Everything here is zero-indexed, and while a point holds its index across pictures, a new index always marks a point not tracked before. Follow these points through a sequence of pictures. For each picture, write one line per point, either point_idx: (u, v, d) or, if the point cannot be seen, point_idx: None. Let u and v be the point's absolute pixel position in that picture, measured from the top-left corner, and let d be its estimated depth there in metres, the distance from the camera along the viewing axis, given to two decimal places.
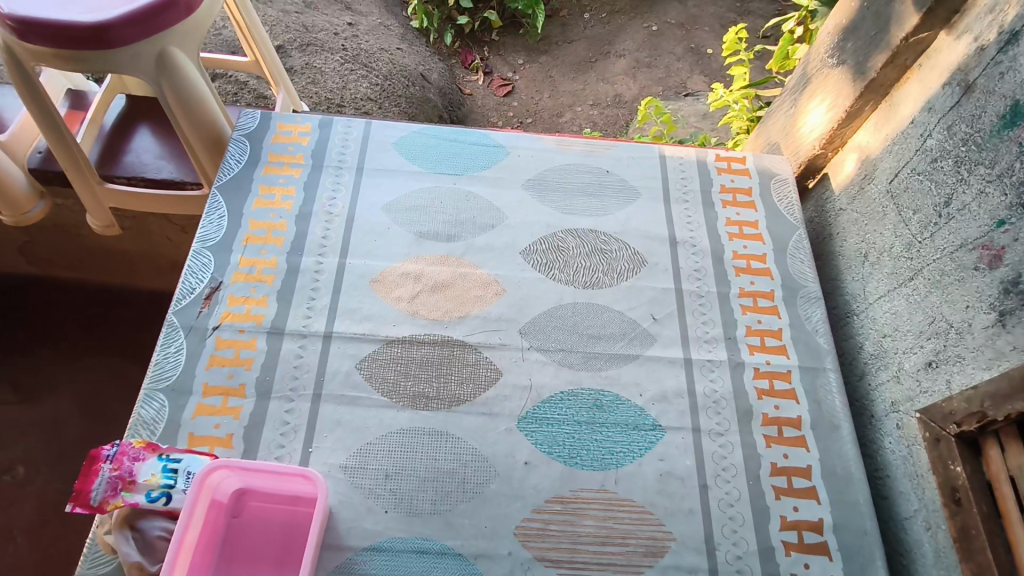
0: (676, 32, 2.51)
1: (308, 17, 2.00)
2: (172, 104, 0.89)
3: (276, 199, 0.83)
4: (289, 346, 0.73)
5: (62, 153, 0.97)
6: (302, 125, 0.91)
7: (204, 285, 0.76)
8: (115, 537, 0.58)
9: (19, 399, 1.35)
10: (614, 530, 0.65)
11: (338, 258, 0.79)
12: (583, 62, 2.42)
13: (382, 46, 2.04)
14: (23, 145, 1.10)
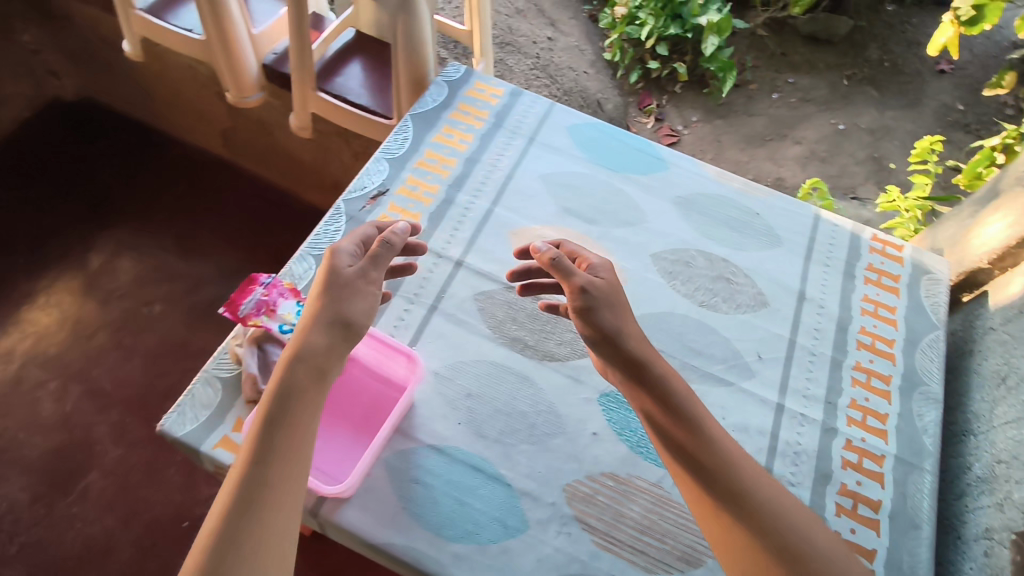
0: (864, 136, 2.16)
1: (516, 23, 2.30)
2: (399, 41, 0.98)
3: (453, 140, 0.92)
4: (425, 259, 0.80)
5: (296, 57, 1.14)
6: (495, 88, 0.99)
7: (374, 188, 0.86)
8: (244, 349, 0.68)
9: (177, 251, 1.61)
10: (602, 299, 0.64)
11: (488, 205, 0.86)
12: (756, 137, 2.18)
13: (571, 65, 2.22)
14: (264, 44, 1.27)
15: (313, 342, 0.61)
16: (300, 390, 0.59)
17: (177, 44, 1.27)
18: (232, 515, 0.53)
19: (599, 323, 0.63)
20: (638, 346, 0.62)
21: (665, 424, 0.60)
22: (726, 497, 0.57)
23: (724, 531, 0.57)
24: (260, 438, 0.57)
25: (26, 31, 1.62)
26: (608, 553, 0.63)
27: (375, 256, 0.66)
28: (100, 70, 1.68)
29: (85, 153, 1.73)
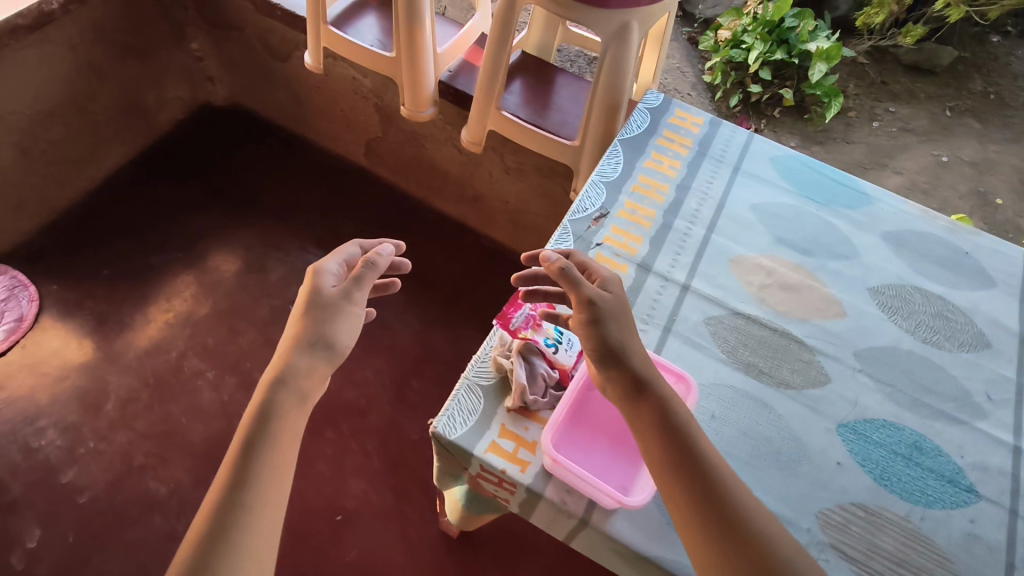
0: (967, 170, 2.09)
1: None
2: (606, 66, 1.01)
3: (663, 166, 0.95)
4: (653, 282, 0.83)
5: (485, 76, 1.14)
6: (696, 117, 1.02)
7: (595, 210, 0.89)
8: (513, 359, 0.71)
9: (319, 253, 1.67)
10: (607, 312, 0.69)
11: (704, 231, 0.89)
12: (854, 165, 2.09)
13: (676, 86, 2.26)
14: (443, 62, 1.30)
15: (298, 362, 0.71)
16: (281, 410, 0.68)
17: (361, 58, 1.27)
18: (208, 533, 0.60)
19: (606, 337, 0.68)
20: (641, 363, 0.67)
21: (654, 435, 0.63)
22: (698, 502, 0.59)
23: (695, 535, 0.59)
24: (239, 458, 0.65)
25: (195, 39, 1.70)
26: None
27: (356, 280, 0.77)
28: (257, 80, 1.76)
29: (229, 159, 1.80)
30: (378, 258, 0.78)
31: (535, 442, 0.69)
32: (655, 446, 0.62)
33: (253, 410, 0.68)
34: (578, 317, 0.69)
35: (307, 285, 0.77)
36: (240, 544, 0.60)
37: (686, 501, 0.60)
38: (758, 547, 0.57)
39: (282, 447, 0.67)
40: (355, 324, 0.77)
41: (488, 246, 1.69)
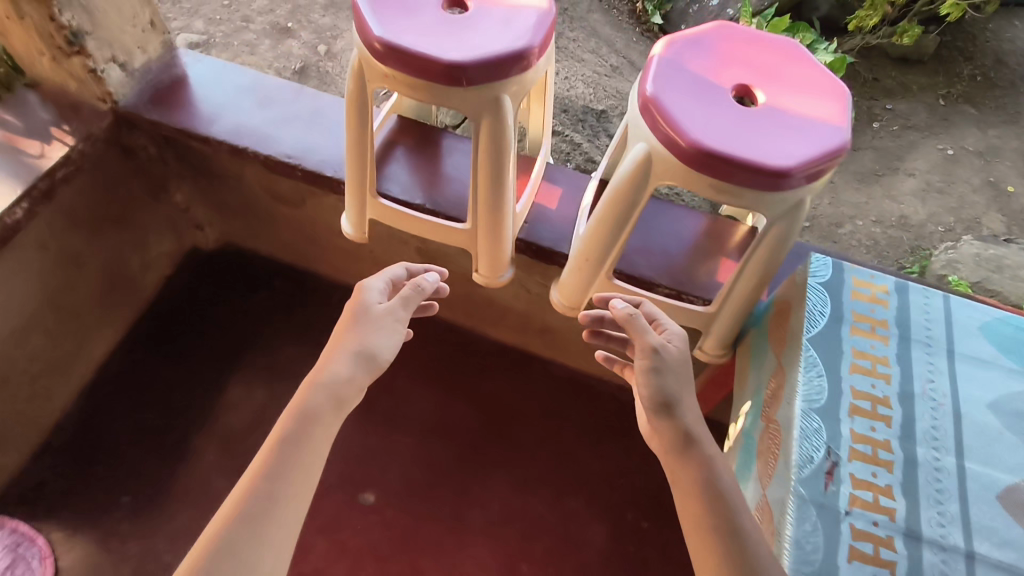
0: (974, 160, 2.37)
1: (612, 83, 2.44)
2: (767, 242, 0.83)
3: (872, 368, 0.78)
4: (931, 558, 0.66)
5: (597, 250, 0.94)
6: (878, 284, 0.85)
7: (823, 457, 0.71)
8: None
9: (365, 421, 1.43)
10: (668, 364, 0.77)
11: (954, 459, 0.72)
12: (868, 173, 2.30)
13: None
14: (520, 216, 1.08)
15: (336, 367, 0.78)
16: (319, 409, 0.75)
17: (423, 231, 1.04)
18: (245, 514, 0.67)
19: (663, 387, 0.76)
20: (692, 422, 0.74)
21: (697, 485, 0.70)
22: (718, 534, 0.66)
23: (709, 561, 0.64)
24: (281, 445, 0.72)
25: (179, 189, 1.41)
26: None
27: (402, 301, 0.84)
28: (258, 223, 1.48)
29: (233, 320, 1.53)
30: (422, 282, 0.85)
31: None
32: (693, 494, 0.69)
33: (295, 407, 0.75)
34: (640, 362, 0.77)
35: (353, 300, 0.84)
36: (258, 525, 0.67)
37: (702, 524, 0.67)
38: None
39: (315, 448, 0.73)
40: (394, 339, 0.83)
41: (558, 372, 1.51)
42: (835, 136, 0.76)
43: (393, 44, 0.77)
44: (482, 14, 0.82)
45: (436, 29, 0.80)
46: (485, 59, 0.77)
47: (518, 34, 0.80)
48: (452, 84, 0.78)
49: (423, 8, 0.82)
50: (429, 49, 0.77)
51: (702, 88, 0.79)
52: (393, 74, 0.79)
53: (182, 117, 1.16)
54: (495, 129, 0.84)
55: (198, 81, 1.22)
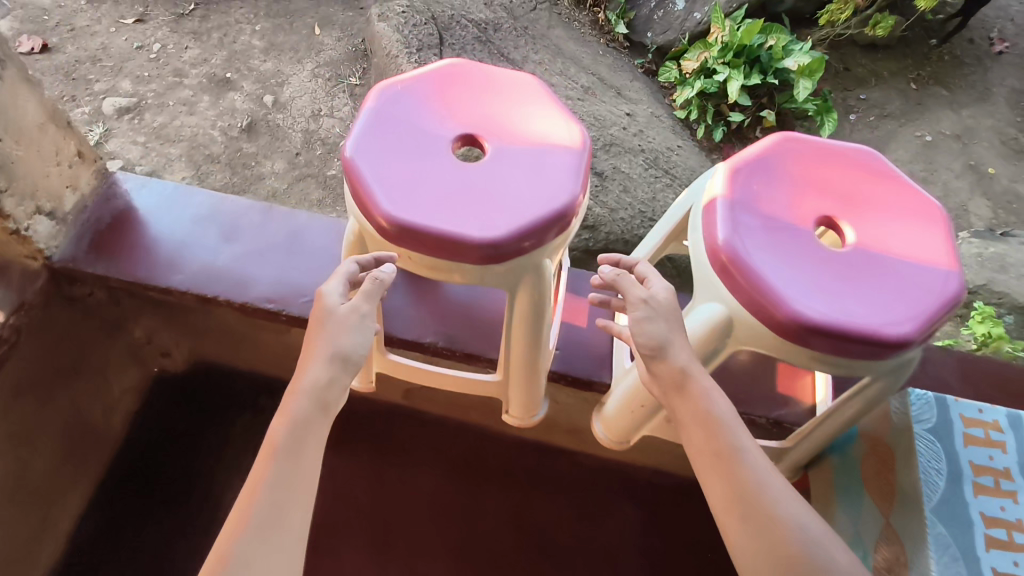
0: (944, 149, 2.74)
1: (591, 105, 2.32)
2: (872, 395, 0.72)
3: (1010, 537, 0.68)
4: None
5: None
6: (989, 422, 0.76)
7: None
8: None
9: (384, 553, 1.29)
10: (657, 311, 0.67)
11: None
12: None
13: (667, 144, 2.29)
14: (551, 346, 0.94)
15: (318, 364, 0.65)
16: (305, 421, 0.62)
17: (443, 384, 0.89)
18: (249, 533, 0.56)
19: (649, 333, 0.66)
20: (689, 359, 0.65)
21: (709, 435, 0.61)
22: (742, 485, 0.58)
23: (736, 512, 0.58)
24: (275, 450, 0.60)
25: (138, 325, 1.22)
26: None
27: (367, 294, 0.68)
28: (235, 346, 1.31)
29: (218, 455, 1.35)
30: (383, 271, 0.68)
31: None
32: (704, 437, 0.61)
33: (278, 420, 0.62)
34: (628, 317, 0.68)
35: (315, 307, 0.69)
36: (268, 536, 0.56)
37: (721, 474, 0.60)
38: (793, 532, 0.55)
39: (309, 457, 0.61)
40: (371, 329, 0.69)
41: (587, 465, 1.39)
42: (945, 282, 0.64)
43: (404, 219, 0.61)
44: (510, 162, 0.67)
45: (455, 189, 0.64)
46: (522, 231, 0.62)
47: (557, 189, 0.65)
48: (482, 262, 0.62)
49: (435, 159, 0.66)
50: (453, 224, 0.61)
51: (784, 231, 0.65)
52: (404, 251, 0.63)
53: (136, 266, 0.97)
54: (536, 291, 0.69)
55: (150, 214, 1.03)
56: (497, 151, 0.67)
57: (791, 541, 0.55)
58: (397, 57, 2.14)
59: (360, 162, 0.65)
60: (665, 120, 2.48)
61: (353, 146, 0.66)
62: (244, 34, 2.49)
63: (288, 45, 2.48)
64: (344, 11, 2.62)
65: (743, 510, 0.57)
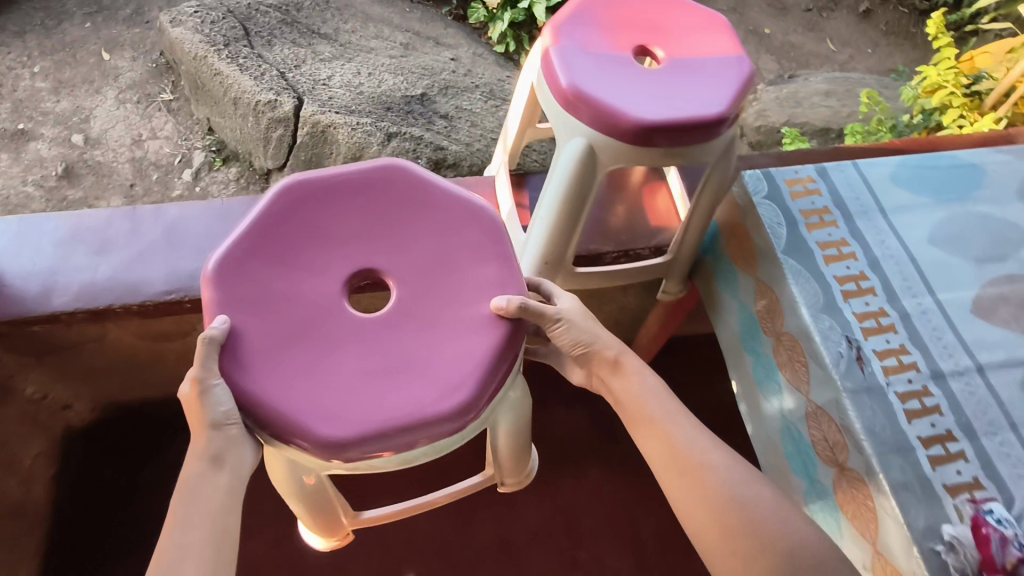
0: (731, 18, 3.13)
1: (415, 59, 2.35)
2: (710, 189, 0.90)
3: (840, 253, 0.87)
4: (958, 385, 0.78)
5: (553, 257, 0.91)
6: (804, 177, 0.93)
7: (848, 347, 0.80)
8: None
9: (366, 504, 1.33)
10: (575, 320, 0.81)
11: (931, 296, 0.84)
12: None
13: (498, 76, 2.40)
14: None
15: (208, 434, 0.67)
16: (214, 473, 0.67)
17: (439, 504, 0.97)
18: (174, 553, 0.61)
19: (577, 337, 0.81)
20: (620, 351, 0.83)
21: (644, 402, 0.79)
22: (676, 438, 0.76)
23: (669, 459, 0.75)
24: (188, 489, 0.66)
25: (29, 378, 1.14)
26: None
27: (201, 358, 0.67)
28: (146, 373, 1.28)
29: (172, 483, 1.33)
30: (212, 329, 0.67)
31: None
32: (641, 402, 0.79)
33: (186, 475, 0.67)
34: (553, 331, 0.80)
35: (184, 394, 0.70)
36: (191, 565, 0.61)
37: (654, 429, 0.77)
38: (716, 473, 0.72)
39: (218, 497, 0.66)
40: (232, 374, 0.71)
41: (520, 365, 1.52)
42: (738, 68, 0.80)
43: (350, 443, 0.67)
44: (408, 335, 0.74)
45: (376, 390, 0.70)
46: (465, 394, 0.71)
47: (471, 340, 0.74)
48: (448, 436, 0.71)
49: (340, 350, 0.72)
50: (400, 412, 0.69)
51: (609, 62, 0.78)
52: (362, 462, 0.69)
53: (11, 305, 0.94)
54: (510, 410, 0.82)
55: (5, 255, 0.98)
56: (388, 329, 0.74)
57: (713, 478, 0.72)
58: (207, 57, 2.05)
59: (269, 402, 0.68)
60: (488, 57, 2.59)
61: (251, 387, 0.68)
62: (22, 79, 2.26)
63: (78, 79, 2.28)
64: (129, 29, 2.44)
65: (675, 457, 0.75)
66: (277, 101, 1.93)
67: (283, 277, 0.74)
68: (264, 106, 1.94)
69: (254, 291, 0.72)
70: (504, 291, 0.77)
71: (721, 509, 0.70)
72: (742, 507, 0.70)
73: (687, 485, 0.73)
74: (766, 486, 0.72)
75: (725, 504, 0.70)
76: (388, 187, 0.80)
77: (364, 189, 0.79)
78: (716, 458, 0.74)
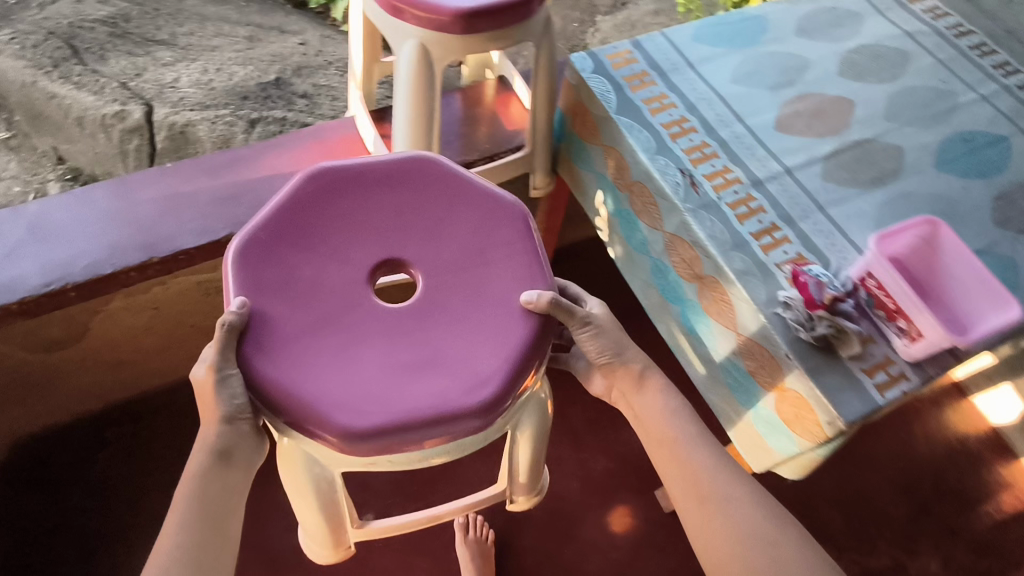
0: None
1: (263, 50, 2.19)
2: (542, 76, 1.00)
3: (662, 105, 1.00)
4: (773, 187, 0.93)
5: None
6: (622, 51, 1.06)
7: (682, 176, 0.92)
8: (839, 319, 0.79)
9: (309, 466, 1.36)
10: (602, 325, 0.81)
11: (741, 124, 0.98)
12: None
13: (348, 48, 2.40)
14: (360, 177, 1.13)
15: (219, 427, 0.69)
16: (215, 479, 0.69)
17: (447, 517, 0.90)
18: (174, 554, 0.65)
19: (602, 343, 0.81)
20: (644, 372, 0.83)
21: (665, 425, 0.80)
22: (699, 464, 0.77)
23: (688, 481, 0.77)
24: (187, 495, 0.68)
25: None
26: None
27: (221, 344, 0.67)
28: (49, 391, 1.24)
29: None
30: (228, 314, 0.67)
31: (889, 355, 0.79)
32: (663, 424, 0.80)
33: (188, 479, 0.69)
34: (580, 334, 0.79)
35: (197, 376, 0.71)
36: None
37: (676, 452, 0.79)
38: (729, 498, 0.75)
39: (217, 506, 0.68)
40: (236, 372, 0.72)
41: None
42: None
43: (369, 434, 0.66)
44: (433, 326, 0.72)
45: (403, 381, 0.69)
46: (491, 389, 0.69)
47: (496, 334, 0.72)
48: (470, 434, 0.69)
49: (365, 343, 0.70)
50: (426, 406, 0.67)
51: None
52: (384, 455, 0.68)
53: None
54: (535, 407, 0.81)
55: None
56: (416, 321, 0.73)
57: (721, 503, 0.75)
58: (35, 81, 1.90)
59: (292, 391, 0.67)
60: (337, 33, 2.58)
61: (277, 373, 0.68)
62: None
63: None
64: None
65: (693, 479, 0.77)
66: (124, 111, 1.88)
67: (306, 265, 0.73)
68: (111, 119, 1.87)
69: (279, 278, 0.72)
70: (536, 286, 0.76)
71: (720, 532, 0.73)
72: (741, 524, 0.73)
73: (700, 509, 0.75)
74: (768, 512, 0.75)
75: (727, 529, 0.73)
76: (417, 180, 0.79)
77: (390, 182, 0.79)
78: (734, 484, 0.76)
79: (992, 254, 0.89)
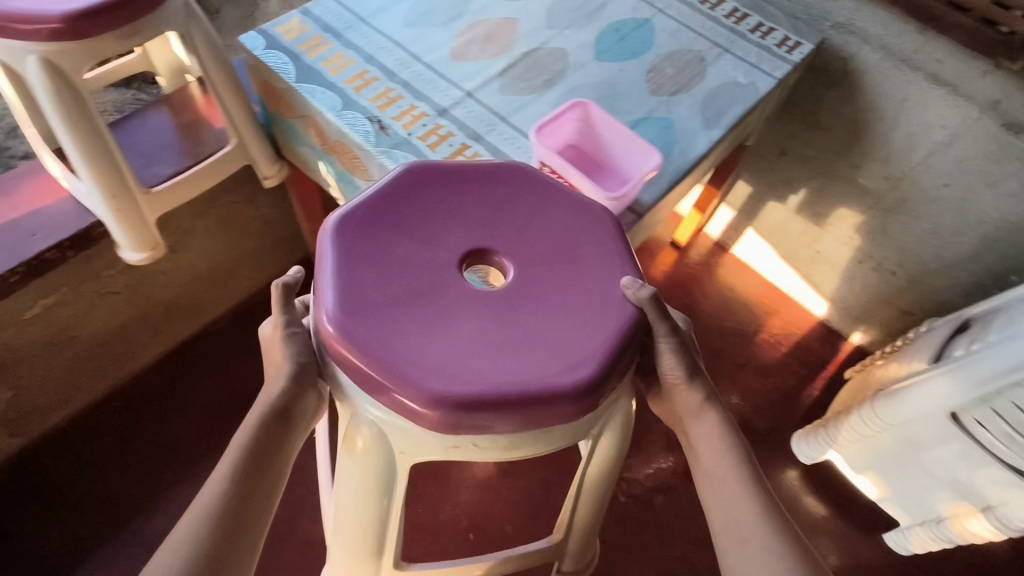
0: None
1: None
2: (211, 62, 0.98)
3: (341, 63, 1.02)
4: (458, 111, 0.98)
5: (113, 185, 0.96)
6: (293, 21, 1.06)
7: (371, 124, 0.95)
8: None
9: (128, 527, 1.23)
10: (685, 342, 0.74)
11: (419, 62, 1.03)
12: None
13: None
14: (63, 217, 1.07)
15: (280, 390, 0.67)
16: (256, 457, 0.64)
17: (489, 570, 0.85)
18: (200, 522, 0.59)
19: (675, 366, 0.73)
20: (711, 402, 0.74)
21: (726, 460, 0.71)
22: (754, 511, 0.67)
23: (733, 523, 0.67)
24: (226, 470, 0.63)
25: None
26: (687, 89, 1.06)
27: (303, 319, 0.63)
28: None
29: None
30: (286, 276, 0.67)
31: None
32: (723, 458, 0.71)
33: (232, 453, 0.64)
34: (666, 342, 0.72)
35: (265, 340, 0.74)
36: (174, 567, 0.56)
37: (729, 490, 0.69)
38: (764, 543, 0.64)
39: (249, 493, 0.63)
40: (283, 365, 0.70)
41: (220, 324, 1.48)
42: None
43: (460, 403, 0.60)
44: (526, 310, 0.67)
45: (499, 355, 0.63)
46: (588, 371, 0.63)
47: (594, 319, 0.67)
48: (560, 421, 0.63)
49: (455, 321, 0.65)
50: (524, 382, 0.61)
51: None
52: (468, 432, 0.61)
53: None
54: (621, 416, 0.74)
55: None
56: (507, 303, 0.67)
57: (758, 552, 0.64)
58: None
59: (380, 362, 0.61)
60: None
61: (362, 343, 0.62)
62: None
63: None
64: None
65: (739, 523, 0.67)
66: None
67: (400, 245, 0.69)
68: None
69: (374, 251, 0.68)
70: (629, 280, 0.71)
71: None
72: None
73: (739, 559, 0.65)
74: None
75: None
76: (508, 184, 0.75)
77: (488, 179, 0.75)
78: (778, 532, 0.65)
79: (653, 119, 1.02)
